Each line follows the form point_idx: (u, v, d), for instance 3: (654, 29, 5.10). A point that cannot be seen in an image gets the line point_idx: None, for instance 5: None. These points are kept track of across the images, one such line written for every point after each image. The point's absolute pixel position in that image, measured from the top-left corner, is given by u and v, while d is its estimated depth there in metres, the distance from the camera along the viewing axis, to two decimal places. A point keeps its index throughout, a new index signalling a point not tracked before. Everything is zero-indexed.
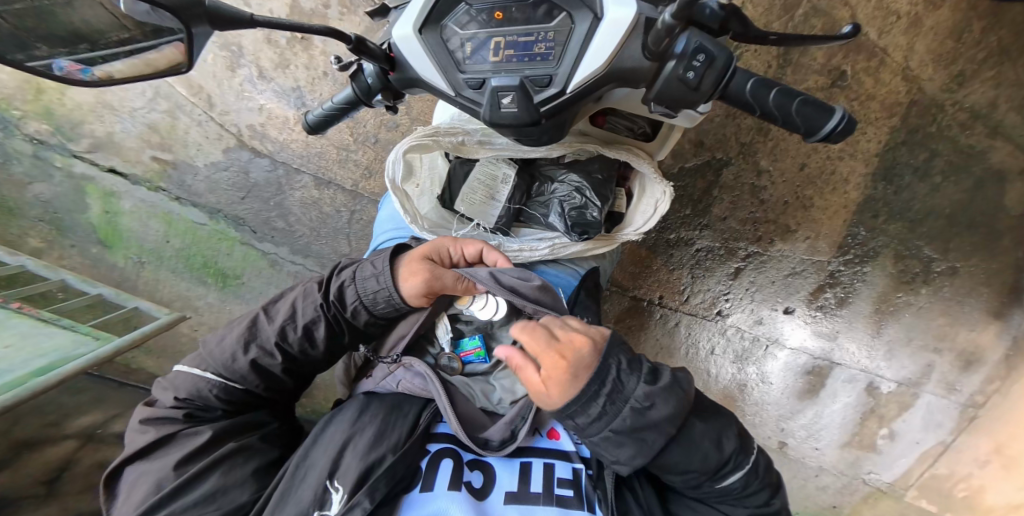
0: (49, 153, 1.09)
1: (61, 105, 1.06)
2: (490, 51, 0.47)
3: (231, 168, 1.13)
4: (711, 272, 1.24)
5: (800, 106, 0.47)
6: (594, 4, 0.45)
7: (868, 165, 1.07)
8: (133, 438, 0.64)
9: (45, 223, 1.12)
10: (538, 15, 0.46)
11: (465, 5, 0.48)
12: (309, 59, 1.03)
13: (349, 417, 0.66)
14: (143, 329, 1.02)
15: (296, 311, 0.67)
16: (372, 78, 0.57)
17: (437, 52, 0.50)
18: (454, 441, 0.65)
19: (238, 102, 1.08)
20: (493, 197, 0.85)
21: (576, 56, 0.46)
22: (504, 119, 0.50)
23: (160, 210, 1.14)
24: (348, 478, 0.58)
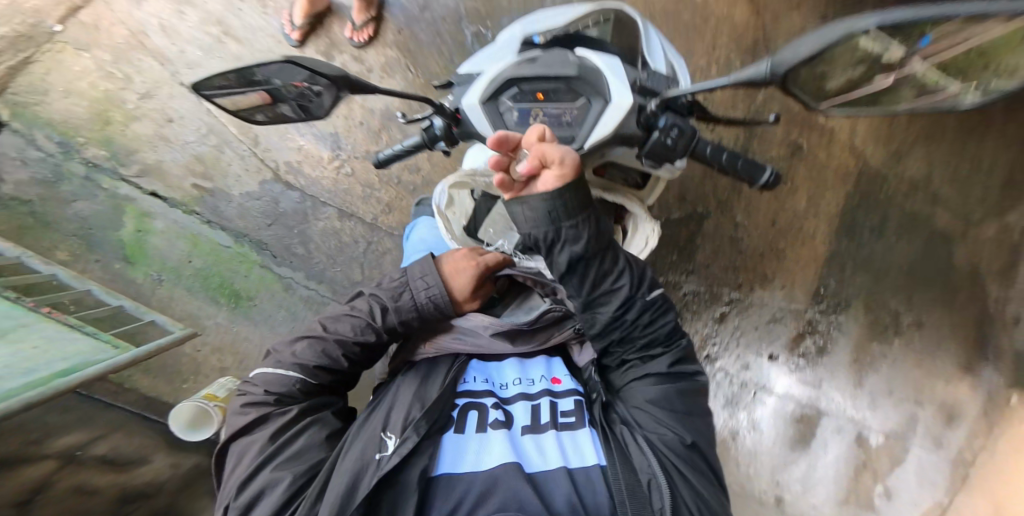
0: (98, 175, 1.17)
1: (123, 135, 1.15)
2: (531, 118, 0.62)
3: (263, 198, 1.24)
4: (701, 313, 1.45)
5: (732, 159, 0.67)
6: (604, 92, 0.61)
7: None
8: (235, 419, 0.69)
9: (77, 238, 1.18)
10: (568, 94, 0.61)
11: (516, 87, 0.62)
12: (348, 111, 1.21)
13: (400, 390, 0.72)
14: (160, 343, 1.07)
15: (352, 327, 0.74)
16: (443, 130, 0.70)
17: (490, 116, 0.63)
18: (477, 395, 0.71)
19: (280, 142, 1.21)
20: (511, 228, 0.95)
21: (593, 124, 0.61)
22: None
23: (188, 232, 1.24)
24: (398, 427, 0.64)
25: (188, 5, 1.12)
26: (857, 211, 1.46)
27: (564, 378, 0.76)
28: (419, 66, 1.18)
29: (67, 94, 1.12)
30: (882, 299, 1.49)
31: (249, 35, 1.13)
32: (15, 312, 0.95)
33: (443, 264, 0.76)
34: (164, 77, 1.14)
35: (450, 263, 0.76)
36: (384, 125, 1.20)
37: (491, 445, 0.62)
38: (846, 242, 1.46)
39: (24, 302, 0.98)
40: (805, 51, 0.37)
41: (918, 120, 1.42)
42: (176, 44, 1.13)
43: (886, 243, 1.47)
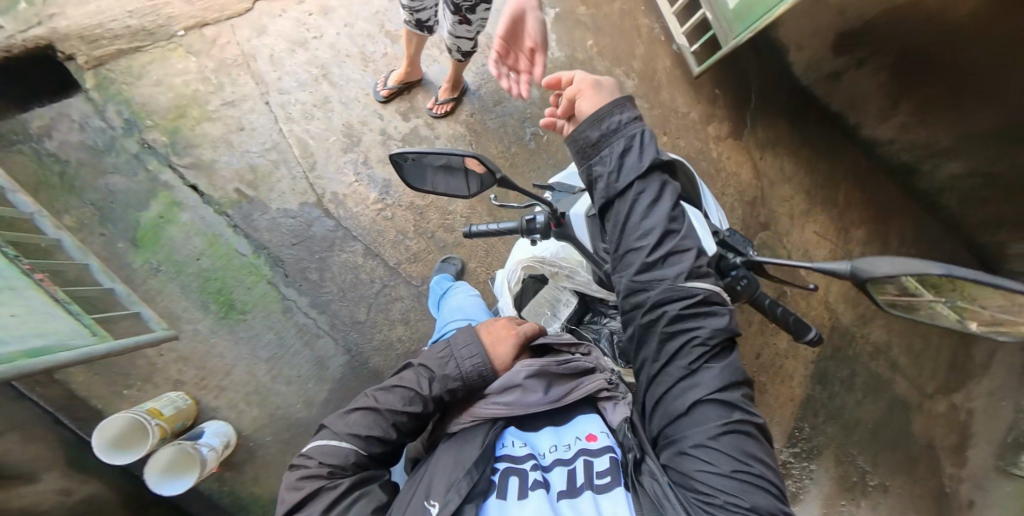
0: (148, 157, 1.20)
1: (191, 129, 1.21)
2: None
3: (298, 218, 1.27)
4: None
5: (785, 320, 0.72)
6: None
7: None
8: (287, 496, 0.62)
9: (96, 208, 1.16)
10: None
11: None
12: None
13: (443, 455, 0.67)
14: (139, 341, 1.02)
15: (398, 393, 0.70)
16: (542, 225, 0.78)
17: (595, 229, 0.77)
18: (513, 459, 0.66)
19: (334, 174, 1.28)
20: (555, 313, 1.03)
21: None
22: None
23: (211, 231, 1.22)
24: (441, 493, 0.59)
25: (299, 45, 1.28)
26: (829, 363, 1.59)
27: (600, 435, 0.70)
28: (479, 144, 1.34)
29: (156, 83, 1.20)
30: (848, 452, 1.55)
31: (343, 82, 1.29)
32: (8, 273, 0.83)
33: (485, 336, 0.76)
34: (251, 93, 1.25)
35: (490, 335, 0.76)
36: None
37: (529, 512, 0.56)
38: (819, 390, 1.57)
39: (20, 263, 0.86)
40: (883, 270, 0.50)
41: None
42: (275, 71, 1.26)
43: (854, 399, 1.58)
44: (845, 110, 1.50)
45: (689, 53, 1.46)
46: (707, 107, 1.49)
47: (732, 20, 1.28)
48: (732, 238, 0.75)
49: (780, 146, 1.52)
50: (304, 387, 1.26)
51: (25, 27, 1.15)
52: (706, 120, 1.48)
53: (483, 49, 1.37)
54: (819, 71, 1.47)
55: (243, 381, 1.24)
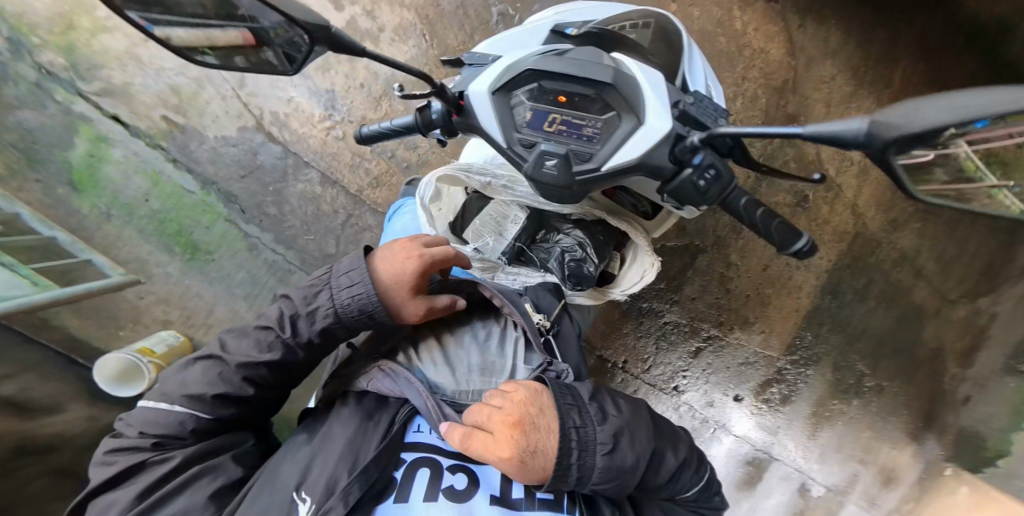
0: (52, 85, 1.06)
1: (87, 45, 1.04)
2: (549, 127, 0.58)
3: (240, 146, 1.13)
4: (675, 347, 1.45)
5: (762, 224, 0.59)
6: (639, 113, 0.57)
7: (818, 278, 1.45)
8: (99, 471, 0.63)
9: (18, 150, 1.08)
10: (595, 108, 0.57)
11: (537, 84, 0.57)
12: (351, 70, 1.10)
13: (327, 439, 0.67)
14: (90, 286, 1.01)
15: (254, 343, 0.65)
16: (440, 118, 0.66)
17: (501, 112, 0.59)
18: (434, 449, 0.66)
19: (269, 89, 1.10)
20: (501, 234, 0.91)
21: (616, 146, 0.57)
22: (542, 181, 0.60)
23: (149, 168, 1.12)
24: (317, 492, 0.60)
25: None
26: (844, 272, 1.45)
27: None
28: (436, 37, 1.13)
29: None
30: (848, 359, 1.46)
31: None
32: None
33: (375, 265, 0.66)
34: None
35: (386, 259, 0.66)
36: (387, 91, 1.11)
37: None
38: (829, 300, 1.45)
39: None
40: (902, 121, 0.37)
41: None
42: None
43: (866, 307, 1.45)
44: None
45: None
46: None
47: None
48: (694, 108, 0.59)
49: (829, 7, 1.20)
50: None
51: None
52: None
53: None
54: None
55: (227, 318, 1.21)
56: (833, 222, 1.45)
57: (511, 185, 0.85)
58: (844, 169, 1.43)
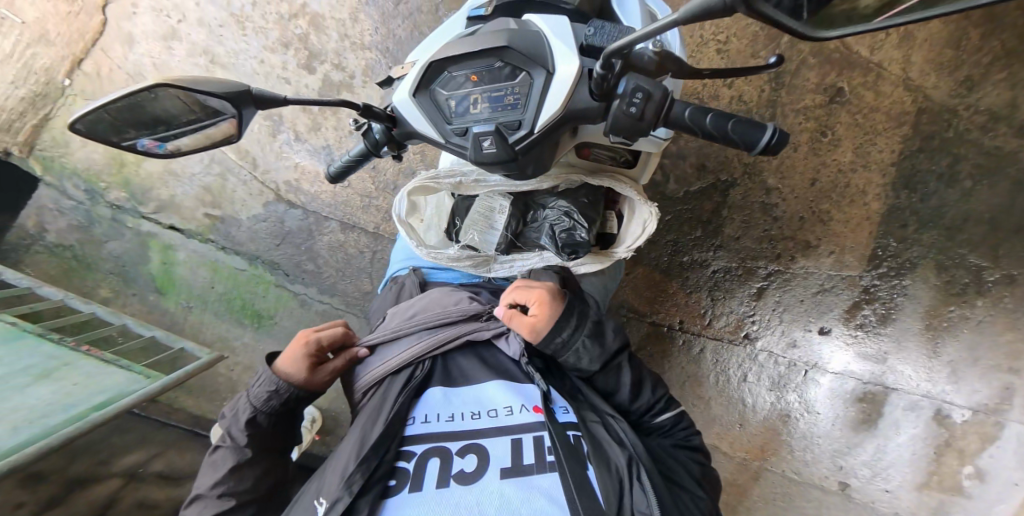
0: (124, 215, 1.31)
1: (138, 175, 1.28)
2: (471, 105, 0.63)
3: (269, 219, 1.28)
4: (733, 293, 1.41)
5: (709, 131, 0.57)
6: (546, 63, 0.60)
7: (884, 175, 1.27)
8: None
9: (114, 275, 1.33)
10: (504, 75, 0.61)
11: (448, 72, 0.64)
12: (337, 122, 1.20)
13: (343, 446, 0.76)
14: (187, 368, 1.17)
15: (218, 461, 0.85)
16: (382, 136, 0.77)
17: (429, 110, 0.67)
18: (441, 438, 0.72)
19: (277, 161, 1.24)
20: (491, 226, 0.97)
21: (538, 102, 0.61)
22: (487, 158, 0.66)
23: (207, 259, 1.31)
24: (329, 492, 0.68)
25: (173, 37, 1.27)
26: (916, 158, 1.24)
27: (546, 407, 0.77)
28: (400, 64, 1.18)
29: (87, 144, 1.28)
30: (954, 254, 1.20)
31: (231, 60, 1.25)
32: (55, 350, 1.09)
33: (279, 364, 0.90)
34: None
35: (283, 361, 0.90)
36: None
37: (455, 501, 0.63)
38: (906, 195, 1.25)
39: (62, 341, 1.12)
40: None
41: (1000, 34, 1.16)
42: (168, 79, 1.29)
43: (959, 191, 1.20)
44: None
45: None
46: None
47: None
48: (603, 36, 0.61)
49: None
50: None
51: None
52: None
53: None
54: None
55: None
56: (884, 106, 1.27)
57: (480, 180, 0.90)
58: (879, 44, 1.25)
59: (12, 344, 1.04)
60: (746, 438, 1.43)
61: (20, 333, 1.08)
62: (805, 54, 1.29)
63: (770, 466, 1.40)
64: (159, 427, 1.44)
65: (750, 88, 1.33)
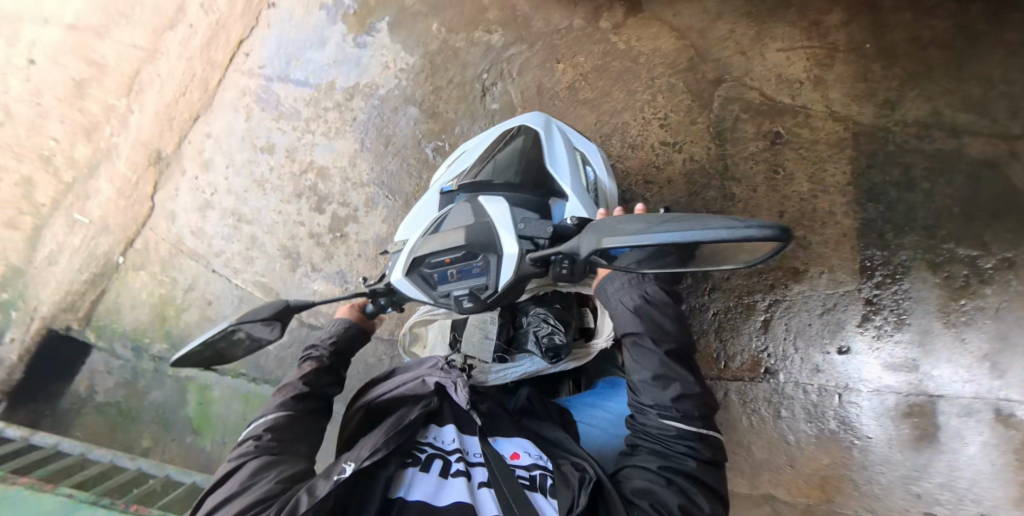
0: (164, 365, 1.43)
1: (179, 326, 1.44)
2: (449, 276, 0.85)
3: (293, 344, 1.39)
4: (741, 329, 1.41)
5: (642, 310, 0.84)
6: (498, 248, 0.82)
7: (845, 194, 1.37)
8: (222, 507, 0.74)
9: (155, 423, 1.42)
10: (471, 256, 0.82)
11: (429, 259, 0.85)
12: (347, 247, 1.38)
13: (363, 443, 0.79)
14: None
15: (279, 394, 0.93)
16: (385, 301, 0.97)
17: (419, 284, 0.88)
18: (444, 452, 0.79)
19: (298, 290, 1.39)
20: (487, 334, 1.04)
21: (496, 271, 0.82)
22: (467, 311, 0.85)
23: (239, 391, 1.40)
24: (356, 458, 0.72)
25: (207, 206, 1.49)
26: (869, 174, 1.36)
27: (523, 454, 0.81)
28: (394, 189, 1.39)
29: (137, 309, 1.48)
30: (943, 251, 1.25)
31: (255, 215, 1.45)
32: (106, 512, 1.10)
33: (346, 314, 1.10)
34: (199, 270, 1.46)
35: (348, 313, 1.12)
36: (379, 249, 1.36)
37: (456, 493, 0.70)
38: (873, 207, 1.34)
39: (114, 502, 1.14)
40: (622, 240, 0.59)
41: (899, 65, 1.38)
42: (204, 240, 1.49)
43: (922, 193, 1.30)
44: None
45: None
46: (588, 3, 1.47)
47: None
48: (528, 227, 0.83)
49: None
50: None
51: None
52: (592, 19, 1.46)
53: (346, 105, 1.43)
54: None
55: None
56: (823, 137, 1.41)
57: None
58: (798, 91, 1.45)
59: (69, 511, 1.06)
60: (802, 480, 1.31)
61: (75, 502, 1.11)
62: (738, 112, 1.46)
63: (839, 509, 1.26)
64: None
65: (699, 149, 1.46)
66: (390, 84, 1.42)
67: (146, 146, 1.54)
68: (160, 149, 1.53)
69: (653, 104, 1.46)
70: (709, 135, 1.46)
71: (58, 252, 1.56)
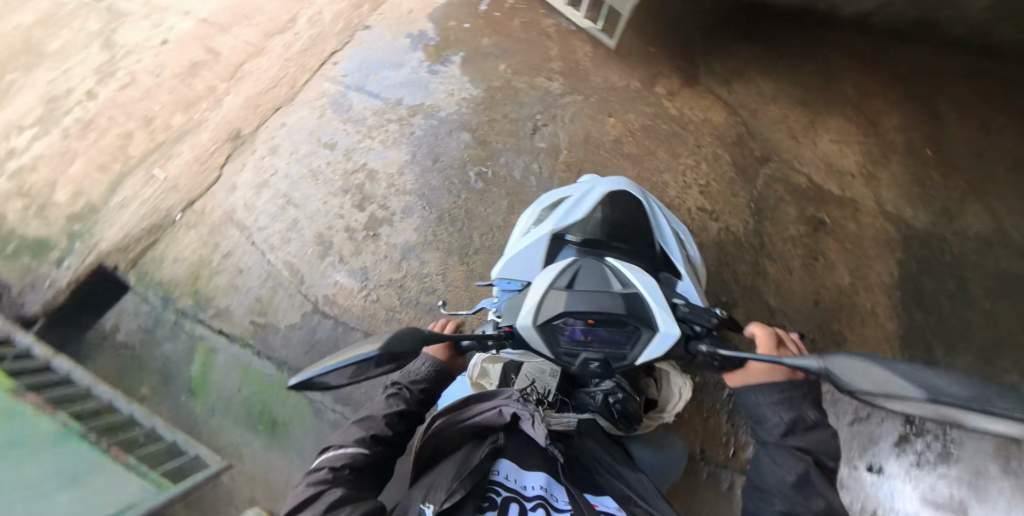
0: (183, 320, 1.42)
1: (207, 288, 1.43)
2: (583, 337, 0.80)
3: (303, 329, 1.42)
4: (756, 420, 1.37)
5: (790, 436, 0.73)
6: (653, 324, 0.78)
7: (891, 297, 1.39)
8: None
9: (158, 375, 1.39)
10: (619, 325, 0.79)
11: (571, 314, 0.79)
12: (376, 248, 1.44)
13: (439, 470, 0.79)
14: (196, 479, 1.14)
15: (381, 403, 0.92)
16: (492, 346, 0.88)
17: (546, 337, 0.81)
18: (516, 492, 0.76)
19: (321, 278, 1.44)
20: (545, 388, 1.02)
21: (642, 349, 0.79)
22: (591, 374, 0.82)
23: (241, 364, 1.40)
24: (436, 498, 0.70)
25: (262, 186, 1.48)
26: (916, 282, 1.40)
27: (603, 502, 0.82)
28: (431, 203, 1.47)
29: (175, 261, 1.44)
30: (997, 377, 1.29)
31: (304, 200, 1.48)
32: (88, 453, 1.09)
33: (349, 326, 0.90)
34: (240, 240, 1.46)
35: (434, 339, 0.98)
36: (406, 255, 1.44)
37: None
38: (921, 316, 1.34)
39: (97, 443, 1.12)
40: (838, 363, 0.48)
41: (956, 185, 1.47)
42: (251, 215, 1.47)
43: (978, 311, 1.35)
44: None
45: (598, 32, 1.54)
46: (647, 69, 1.55)
47: None
48: (690, 314, 0.82)
49: (749, 72, 1.56)
50: None
51: (82, 258, 1.42)
52: (650, 83, 1.54)
53: (407, 120, 1.51)
54: None
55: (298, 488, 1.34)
56: (870, 235, 1.45)
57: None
58: (849, 185, 1.49)
59: (54, 445, 1.04)
60: None
61: (64, 434, 1.09)
62: (781, 193, 1.49)
63: None
64: None
65: (735, 221, 1.46)
66: (451, 109, 1.53)
67: (230, 123, 1.52)
68: (239, 129, 1.52)
69: (697, 170, 1.49)
70: (748, 210, 1.48)
71: (84, 186, 1.46)
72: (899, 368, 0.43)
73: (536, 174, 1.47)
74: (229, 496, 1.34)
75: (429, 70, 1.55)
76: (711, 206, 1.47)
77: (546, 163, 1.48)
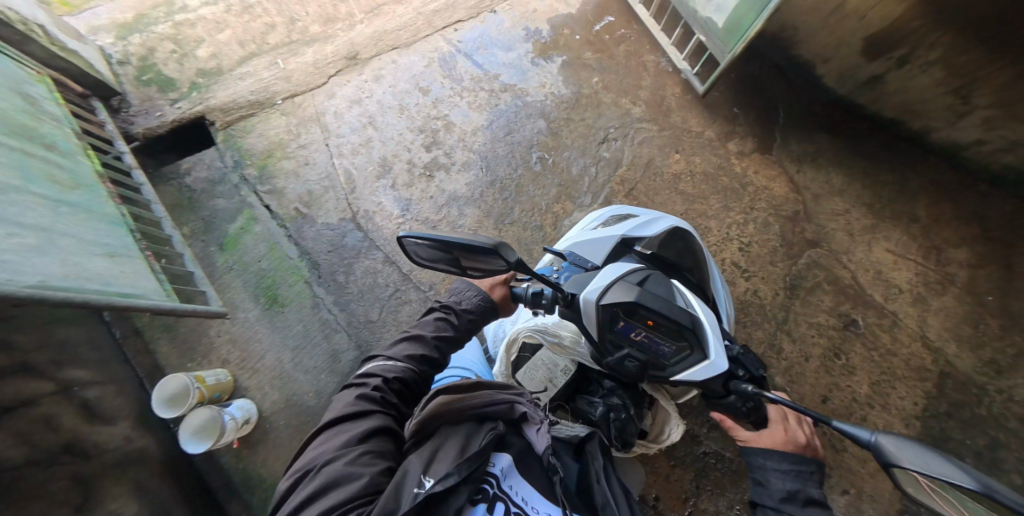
0: (243, 186, 1.57)
1: (274, 167, 1.59)
2: (635, 334, 0.86)
3: (335, 231, 1.52)
4: (723, 489, 1.31)
5: (786, 504, 0.75)
6: (707, 352, 0.84)
7: (906, 425, 1.33)
8: (329, 437, 0.76)
9: (202, 221, 1.53)
10: (674, 337, 0.84)
11: (636, 309, 0.84)
12: (427, 188, 1.55)
13: (445, 442, 0.76)
14: (198, 307, 1.24)
15: (429, 326, 0.94)
16: (548, 300, 0.91)
17: (600, 320, 0.87)
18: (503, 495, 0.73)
19: (370, 195, 1.56)
20: (552, 381, 1.12)
21: (683, 367, 0.85)
22: (623, 369, 0.90)
23: (271, 239, 1.52)
24: (438, 473, 0.69)
25: (356, 103, 1.66)
26: (936, 420, 1.33)
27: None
28: (489, 168, 1.58)
29: (260, 135, 1.62)
30: None
31: (384, 126, 1.63)
32: (130, 244, 1.21)
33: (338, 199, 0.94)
34: (318, 138, 1.62)
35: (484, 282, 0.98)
36: (449, 203, 1.53)
37: None
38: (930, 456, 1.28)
39: (138, 241, 1.25)
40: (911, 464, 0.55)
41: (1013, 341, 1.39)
42: (336, 122, 1.65)
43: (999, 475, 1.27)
44: (904, 117, 1.56)
45: (693, 77, 1.64)
46: (726, 126, 1.63)
47: (723, 37, 1.49)
48: (743, 357, 0.87)
49: (823, 160, 1.59)
50: (317, 378, 1.40)
51: (192, 106, 1.62)
52: (725, 138, 1.61)
53: (497, 93, 1.66)
54: (857, 79, 1.57)
55: (272, 367, 1.41)
56: (901, 354, 1.40)
57: (573, 345, 1.03)
58: (893, 297, 1.45)
59: (108, 224, 1.18)
60: None
61: (118, 222, 1.22)
62: (821, 280, 1.47)
63: None
64: (119, 361, 1.37)
65: (766, 288, 1.46)
66: (538, 97, 1.66)
67: (351, 46, 1.73)
68: (357, 52, 1.72)
69: (743, 228, 1.52)
70: (782, 282, 1.47)
71: (221, 52, 1.70)
72: (944, 460, 0.53)
73: (591, 176, 1.55)
74: (216, 350, 1.43)
75: (532, 60, 1.70)
76: (746, 267, 1.48)
77: (604, 171, 1.56)
